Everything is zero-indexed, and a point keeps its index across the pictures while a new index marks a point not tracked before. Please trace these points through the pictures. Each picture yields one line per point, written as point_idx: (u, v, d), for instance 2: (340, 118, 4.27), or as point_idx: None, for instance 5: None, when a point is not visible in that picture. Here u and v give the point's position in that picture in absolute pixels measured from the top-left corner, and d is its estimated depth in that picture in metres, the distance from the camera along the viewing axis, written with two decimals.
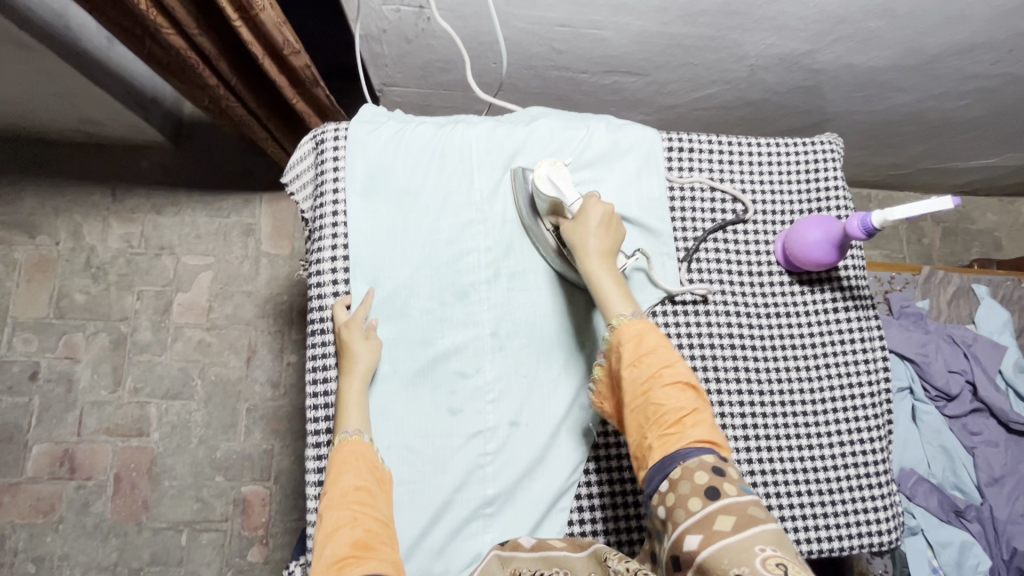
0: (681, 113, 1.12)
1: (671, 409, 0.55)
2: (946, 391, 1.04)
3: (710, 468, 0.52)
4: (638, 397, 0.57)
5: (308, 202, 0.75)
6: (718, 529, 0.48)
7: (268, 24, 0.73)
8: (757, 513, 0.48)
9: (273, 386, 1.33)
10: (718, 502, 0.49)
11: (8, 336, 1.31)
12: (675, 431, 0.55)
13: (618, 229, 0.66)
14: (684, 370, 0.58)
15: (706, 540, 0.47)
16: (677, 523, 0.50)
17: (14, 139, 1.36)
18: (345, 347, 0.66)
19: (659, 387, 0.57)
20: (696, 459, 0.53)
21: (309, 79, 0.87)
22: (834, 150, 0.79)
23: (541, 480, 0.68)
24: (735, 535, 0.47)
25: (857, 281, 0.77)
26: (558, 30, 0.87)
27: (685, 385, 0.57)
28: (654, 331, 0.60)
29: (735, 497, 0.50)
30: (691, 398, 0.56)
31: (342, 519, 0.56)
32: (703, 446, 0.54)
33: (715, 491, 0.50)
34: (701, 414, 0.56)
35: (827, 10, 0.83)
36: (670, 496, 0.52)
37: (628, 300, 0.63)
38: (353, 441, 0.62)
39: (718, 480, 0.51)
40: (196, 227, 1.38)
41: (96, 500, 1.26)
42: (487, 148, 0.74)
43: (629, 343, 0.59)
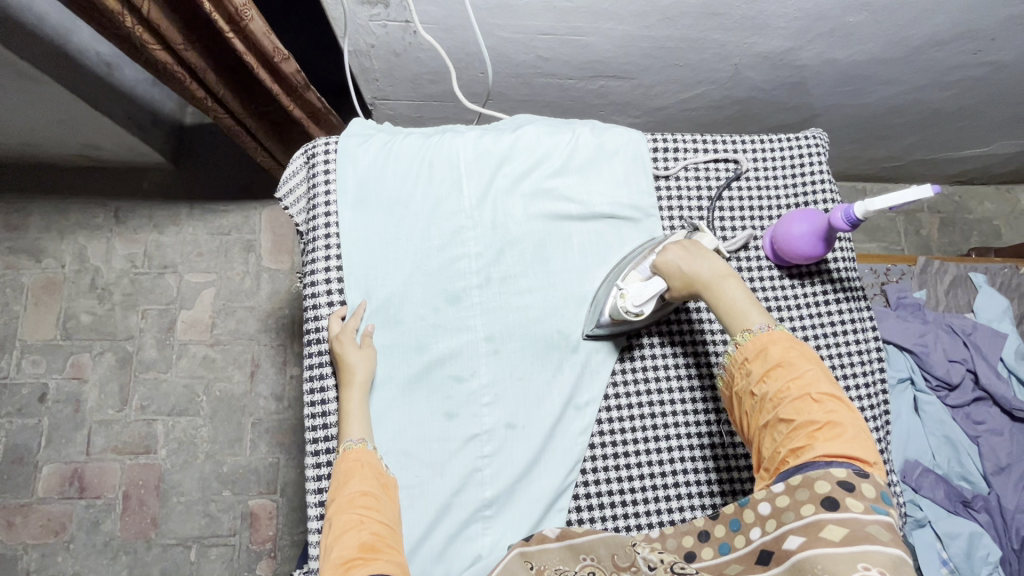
0: (670, 113, 1.13)
1: (802, 422, 0.55)
2: (947, 380, 1.04)
3: (836, 480, 0.51)
4: (769, 411, 0.57)
5: (302, 215, 0.76)
6: (824, 536, 0.48)
7: (257, 34, 0.77)
8: (877, 533, 0.47)
9: (278, 399, 1.34)
10: (834, 513, 0.49)
11: (16, 359, 1.34)
12: (803, 443, 0.54)
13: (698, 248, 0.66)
14: (816, 384, 0.57)
15: (808, 542, 0.48)
16: (783, 522, 0.51)
17: (18, 164, 1.39)
18: (340, 358, 0.67)
19: (789, 401, 0.56)
20: (822, 471, 0.52)
21: (300, 85, 0.89)
22: (820, 144, 0.80)
23: (539, 480, 0.68)
24: (839, 547, 0.47)
25: (847, 273, 0.78)
26: (543, 38, 0.89)
27: (818, 398, 0.56)
28: (786, 344, 0.59)
29: (857, 513, 0.48)
30: (826, 411, 0.55)
31: (350, 522, 0.57)
32: (836, 461, 0.53)
33: (834, 502, 0.49)
34: (837, 429, 0.54)
35: (806, 8, 0.84)
36: (782, 499, 0.53)
37: (757, 311, 0.62)
38: (356, 449, 0.63)
39: (841, 493, 0.50)
40: (198, 245, 1.40)
41: (105, 518, 1.28)
42: (474, 155, 0.75)
43: (757, 359, 0.59)
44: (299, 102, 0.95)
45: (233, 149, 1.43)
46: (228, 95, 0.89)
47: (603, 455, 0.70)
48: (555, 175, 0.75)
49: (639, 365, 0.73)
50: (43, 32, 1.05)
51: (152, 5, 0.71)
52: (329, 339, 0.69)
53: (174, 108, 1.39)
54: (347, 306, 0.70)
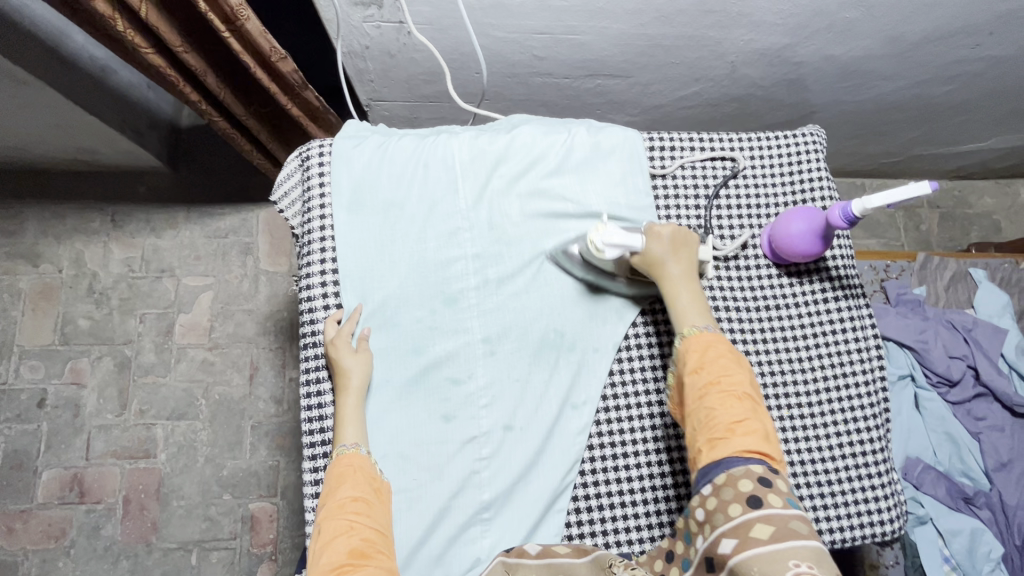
0: (666, 112, 1.13)
1: (724, 418, 0.57)
2: (948, 376, 1.03)
3: (755, 477, 0.53)
4: (695, 402, 0.59)
5: (297, 217, 0.76)
6: (754, 535, 0.50)
7: (252, 34, 0.76)
8: (798, 528, 0.49)
9: (277, 402, 1.34)
10: (760, 510, 0.51)
11: (15, 364, 1.33)
12: (723, 438, 0.56)
13: (687, 242, 0.69)
14: (741, 382, 0.59)
15: (740, 544, 0.50)
16: (716, 525, 0.53)
17: (14, 170, 1.39)
18: (335, 362, 0.67)
19: (714, 395, 0.58)
20: (742, 467, 0.54)
21: (297, 84, 0.89)
22: (817, 141, 0.80)
23: (538, 481, 0.68)
24: (770, 545, 0.48)
25: (846, 271, 0.77)
26: (538, 37, 0.89)
27: (742, 396, 0.58)
28: (722, 344, 0.62)
29: (778, 508, 0.51)
30: (746, 408, 0.57)
31: (339, 528, 0.57)
32: (752, 456, 0.55)
33: (757, 499, 0.52)
34: (754, 424, 0.57)
35: (802, 4, 0.83)
36: (712, 500, 0.54)
37: (702, 313, 0.65)
38: (349, 453, 0.62)
39: (762, 490, 0.52)
40: (195, 248, 1.40)
41: (105, 523, 1.28)
42: (470, 156, 0.75)
43: (696, 351, 0.61)
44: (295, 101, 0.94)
45: (230, 152, 1.43)
46: (226, 95, 0.89)
47: (602, 456, 0.70)
48: (551, 174, 0.75)
49: (638, 365, 0.73)
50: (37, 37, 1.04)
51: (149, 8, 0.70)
52: (324, 343, 0.69)
53: (170, 111, 1.39)
54: (343, 310, 0.70)
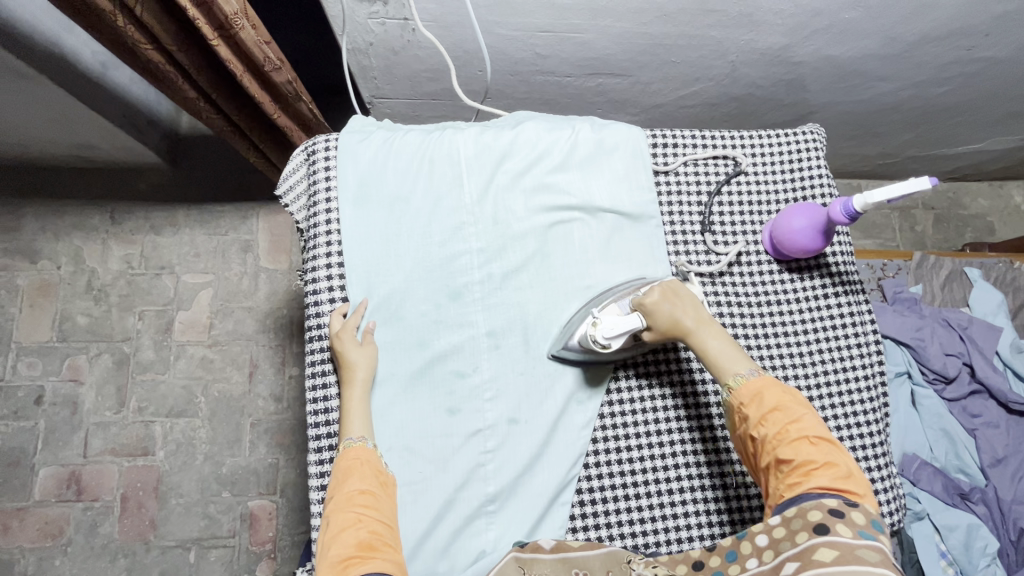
0: (667, 111, 1.14)
1: (797, 461, 0.57)
2: (944, 373, 1.05)
3: (827, 508, 0.52)
4: (767, 450, 0.59)
5: (303, 211, 0.76)
6: (817, 557, 0.48)
7: (247, 43, 0.75)
8: (865, 555, 0.47)
9: (276, 399, 1.34)
10: (825, 537, 0.50)
11: (12, 362, 1.33)
12: (800, 481, 0.56)
13: (686, 296, 0.67)
14: (813, 425, 0.58)
15: (802, 566, 0.49)
16: (780, 551, 0.52)
17: (12, 166, 1.38)
18: (340, 356, 0.67)
19: (786, 439, 0.58)
20: (814, 501, 0.53)
21: (290, 95, 0.88)
22: (817, 140, 0.81)
23: (542, 473, 0.68)
24: (831, 567, 0.47)
25: (846, 267, 0.78)
26: (541, 35, 0.89)
27: (814, 439, 0.57)
28: (780, 387, 0.61)
29: (846, 538, 0.49)
30: (820, 451, 0.57)
31: (346, 521, 0.57)
32: (827, 494, 0.54)
33: (823, 527, 0.50)
34: (833, 467, 0.56)
35: (802, 4, 0.84)
36: (779, 529, 0.53)
37: (743, 358, 0.64)
38: (356, 447, 0.63)
39: (831, 519, 0.51)
40: (195, 246, 1.40)
41: (103, 521, 1.27)
42: (475, 151, 0.75)
43: (756, 398, 0.61)
44: (287, 110, 0.94)
45: (231, 150, 1.43)
46: (218, 97, 0.87)
47: (605, 449, 0.71)
48: (555, 170, 0.76)
49: (641, 358, 0.73)
50: (38, 31, 1.04)
51: (144, 7, 0.68)
52: (330, 337, 0.69)
53: (170, 108, 1.39)
54: (348, 303, 0.70)
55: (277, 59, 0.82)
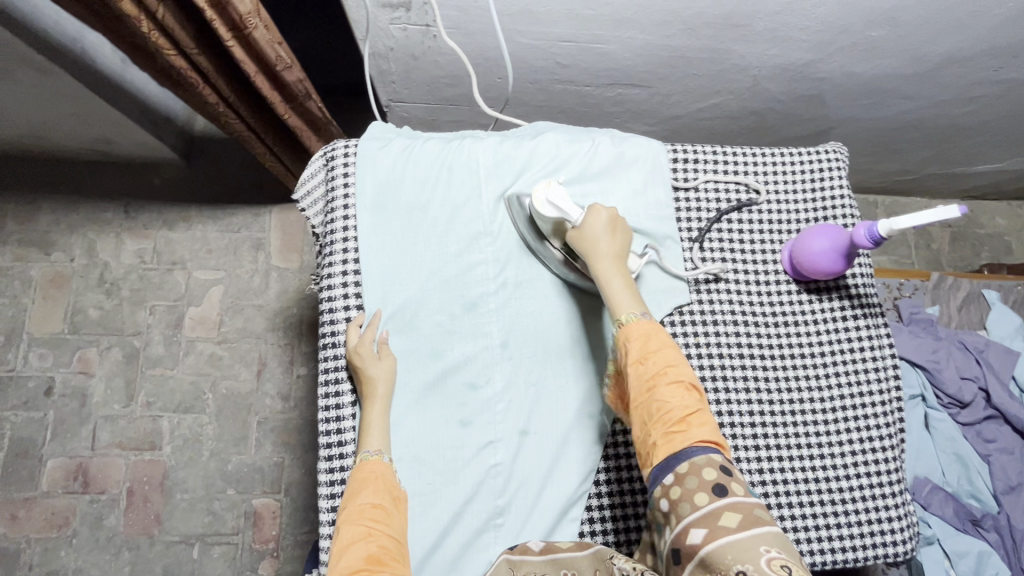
0: (685, 122, 1.13)
1: (676, 409, 0.56)
2: (959, 398, 1.03)
3: (717, 466, 0.53)
4: (644, 394, 0.58)
5: (320, 216, 0.76)
6: (723, 524, 0.49)
7: (261, 42, 0.74)
8: (762, 515, 0.50)
9: (284, 398, 1.34)
10: (726, 499, 0.51)
11: (24, 352, 1.33)
12: (679, 429, 0.55)
13: (625, 231, 0.68)
14: (687, 371, 0.58)
15: (711, 534, 0.49)
16: (682, 515, 0.52)
17: (29, 157, 1.39)
18: (360, 370, 0.67)
19: (663, 386, 0.57)
20: (702, 456, 0.54)
21: (302, 94, 0.87)
22: (839, 159, 0.80)
23: (554, 488, 0.68)
24: (739, 532, 0.48)
25: (865, 289, 0.77)
26: (562, 45, 0.89)
27: (689, 385, 0.57)
28: (659, 331, 0.61)
29: (742, 496, 0.51)
30: (696, 398, 0.57)
31: (356, 534, 0.57)
32: (708, 445, 0.55)
33: (722, 488, 0.51)
34: (705, 413, 0.57)
35: (829, 21, 0.83)
36: (675, 489, 0.53)
37: (637, 301, 0.63)
38: (372, 460, 0.63)
39: (725, 478, 0.52)
40: (207, 242, 1.40)
41: (109, 514, 1.27)
42: (494, 161, 0.75)
43: (637, 340, 0.60)
44: (296, 109, 0.92)
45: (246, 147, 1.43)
46: (234, 100, 0.86)
47: (618, 466, 0.70)
48: (573, 181, 0.75)
49: None
50: (61, 25, 1.04)
51: (167, 10, 0.68)
52: (346, 350, 0.69)
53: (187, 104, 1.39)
54: (364, 313, 0.70)
55: (289, 58, 0.81)
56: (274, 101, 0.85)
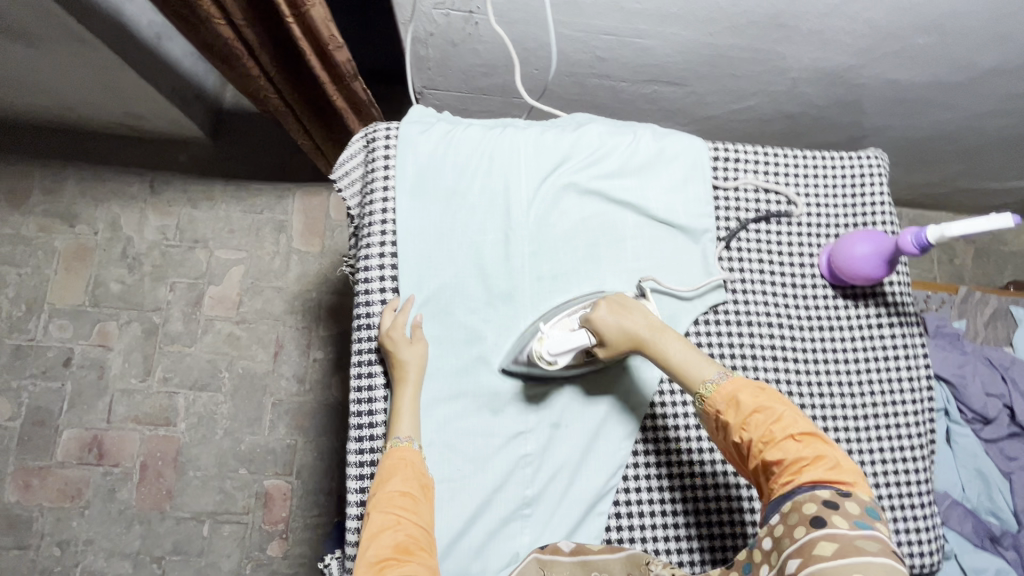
0: (718, 123, 1.12)
1: (780, 456, 0.57)
2: (983, 414, 1.02)
3: (821, 500, 0.53)
4: (747, 446, 0.59)
5: (355, 198, 0.77)
6: (816, 552, 0.49)
7: (317, 20, 0.75)
8: (865, 545, 0.48)
9: (300, 381, 1.34)
10: (823, 530, 0.50)
11: (44, 322, 1.34)
12: (788, 475, 0.56)
13: (626, 303, 0.67)
14: (792, 419, 0.58)
15: (805, 563, 0.49)
16: (781, 549, 0.52)
17: (58, 129, 1.40)
18: (393, 355, 0.67)
19: (764, 435, 0.58)
20: (808, 494, 0.54)
21: (349, 74, 0.87)
22: (879, 165, 0.79)
23: (582, 482, 0.68)
24: (834, 560, 0.48)
25: (902, 298, 0.77)
26: (604, 38, 0.88)
27: (793, 432, 0.57)
28: (752, 384, 0.61)
29: (844, 528, 0.50)
30: (800, 443, 0.57)
31: (385, 522, 0.57)
32: (819, 484, 0.54)
33: (821, 519, 0.51)
34: (818, 457, 0.56)
35: (876, 26, 0.83)
36: (777, 527, 0.54)
37: (706, 362, 0.63)
38: (402, 447, 0.63)
39: (826, 511, 0.52)
40: (230, 222, 1.40)
41: (121, 487, 1.28)
42: (535, 150, 0.75)
43: (729, 405, 0.60)
44: (342, 91, 0.92)
45: (272, 129, 1.44)
46: (280, 77, 0.87)
47: (646, 462, 0.70)
48: (614, 174, 0.75)
49: None
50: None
51: None
52: (378, 333, 0.69)
53: (217, 83, 1.39)
54: (400, 298, 0.70)
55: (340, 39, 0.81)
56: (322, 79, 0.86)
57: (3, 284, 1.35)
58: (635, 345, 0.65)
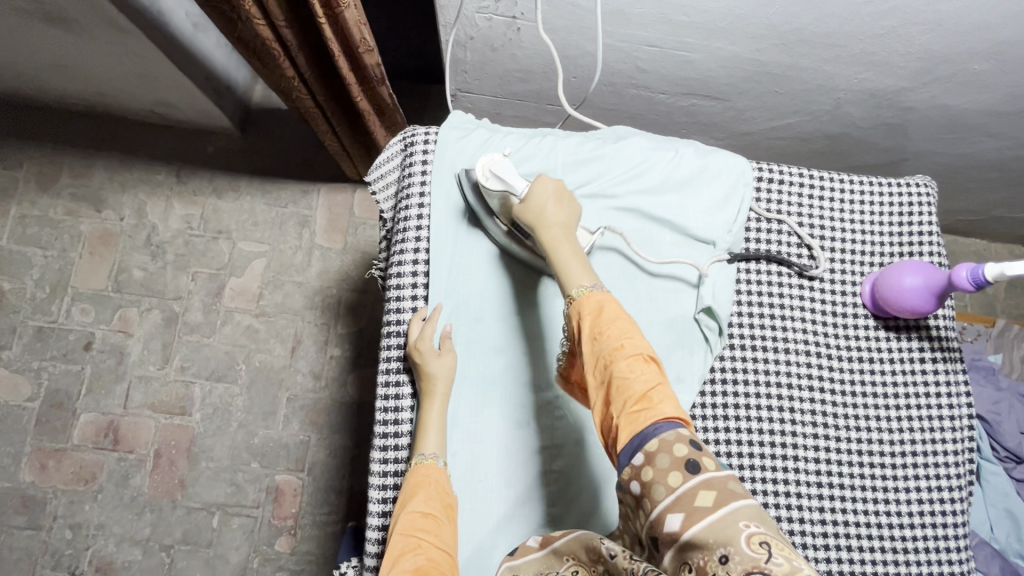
0: (755, 140, 1.10)
1: (638, 384, 0.51)
2: (1017, 453, 0.99)
3: (688, 441, 0.48)
4: (602, 370, 0.53)
5: (390, 201, 0.78)
6: (699, 505, 0.45)
7: (348, 23, 0.72)
8: (737, 488, 0.46)
9: (315, 377, 1.34)
10: (699, 477, 0.47)
11: (67, 305, 1.35)
12: (643, 406, 0.50)
13: (572, 204, 0.65)
14: (644, 343, 0.54)
15: (687, 518, 0.45)
16: (656, 499, 0.47)
17: (92, 114, 1.41)
18: (421, 367, 0.66)
19: (623, 360, 0.53)
20: (673, 433, 0.49)
21: (376, 78, 0.85)
22: (929, 194, 0.77)
23: (606, 505, 0.66)
24: (716, 512, 0.44)
25: (947, 332, 0.74)
26: (647, 50, 0.86)
27: (648, 358, 0.53)
28: (613, 301, 0.58)
29: (715, 470, 0.47)
30: (653, 370, 0.52)
31: (406, 545, 0.55)
32: (675, 421, 0.50)
33: (695, 464, 0.47)
34: (669, 389, 0.52)
35: (932, 50, 0.80)
36: (647, 471, 0.48)
37: (588, 272, 0.60)
38: (427, 464, 0.62)
39: (696, 453, 0.48)
40: (254, 214, 1.40)
41: (135, 474, 1.29)
42: (574, 161, 0.74)
43: (589, 315, 0.56)
44: (368, 93, 0.91)
45: (300, 123, 1.43)
46: (311, 77, 0.86)
47: None
48: (654, 189, 0.73)
49: (712, 390, 0.71)
50: None
51: None
52: (406, 343, 0.70)
53: (248, 75, 1.39)
54: (428, 307, 0.70)
55: (372, 42, 0.79)
56: (350, 83, 0.84)
57: (29, 265, 1.36)
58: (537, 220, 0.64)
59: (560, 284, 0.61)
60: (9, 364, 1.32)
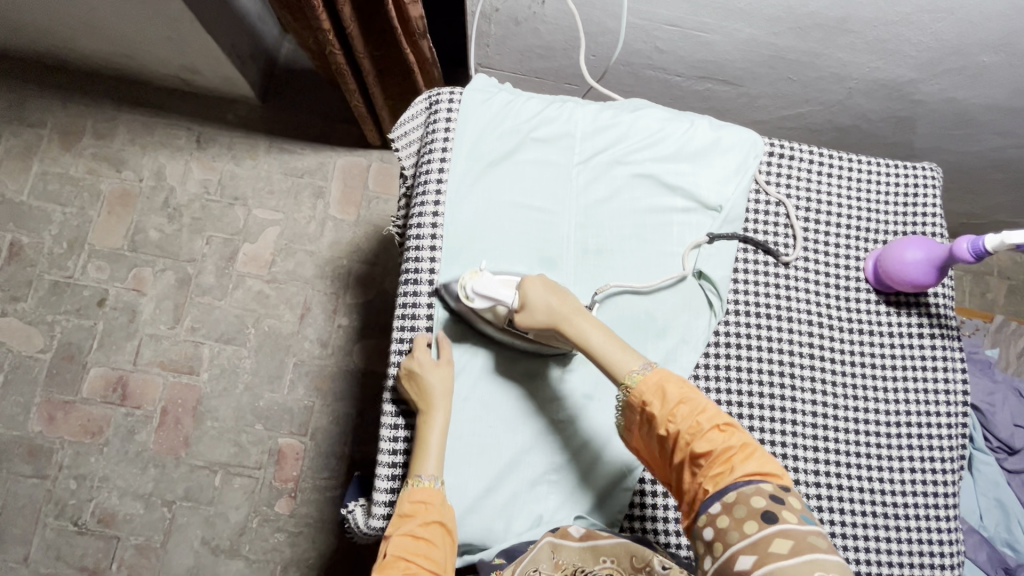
0: (766, 128, 1.12)
1: (720, 453, 0.57)
2: (1009, 444, 1.00)
3: (769, 495, 0.54)
4: (683, 448, 0.59)
5: (412, 158, 0.81)
6: (774, 550, 0.50)
7: None
8: (817, 542, 0.50)
9: (322, 344, 1.36)
10: (776, 526, 0.51)
11: (83, 262, 1.37)
12: (725, 470, 0.57)
13: (563, 290, 0.68)
14: (716, 413, 0.60)
15: (761, 560, 0.50)
16: (730, 543, 0.52)
17: (118, 78, 1.45)
18: (422, 375, 0.68)
19: (700, 435, 0.58)
20: (751, 487, 0.55)
21: (419, 32, 0.91)
22: (934, 177, 0.79)
23: (609, 456, 0.72)
24: (791, 559, 0.49)
25: (945, 310, 0.77)
26: (666, 29, 0.89)
27: (721, 426, 0.59)
28: (670, 379, 0.62)
29: (794, 524, 0.52)
30: (732, 437, 0.58)
31: (397, 566, 0.59)
32: (756, 478, 0.56)
33: (772, 515, 0.52)
34: (748, 451, 0.58)
35: (944, 39, 0.82)
36: (723, 519, 0.54)
37: (630, 355, 0.65)
38: (425, 487, 0.64)
39: (775, 506, 0.53)
40: (270, 182, 1.43)
41: (141, 429, 1.31)
42: (592, 128, 0.77)
43: (655, 399, 0.61)
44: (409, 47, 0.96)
45: (320, 97, 1.47)
46: (353, 28, 0.88)
47: None
48: (667, 158, 0.76)
49: (715, 352, 0.73)
50: None
51: None
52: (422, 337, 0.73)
53: (270, 46, 1.42)
54: (433, 334, 0.73)
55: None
56: (398, 35, 0.89)
57: (48, 221, 1.38)
58: (555, 322, 0.66)
59: (607, 372, 0.65)
60: (24, 315, 1.34)
